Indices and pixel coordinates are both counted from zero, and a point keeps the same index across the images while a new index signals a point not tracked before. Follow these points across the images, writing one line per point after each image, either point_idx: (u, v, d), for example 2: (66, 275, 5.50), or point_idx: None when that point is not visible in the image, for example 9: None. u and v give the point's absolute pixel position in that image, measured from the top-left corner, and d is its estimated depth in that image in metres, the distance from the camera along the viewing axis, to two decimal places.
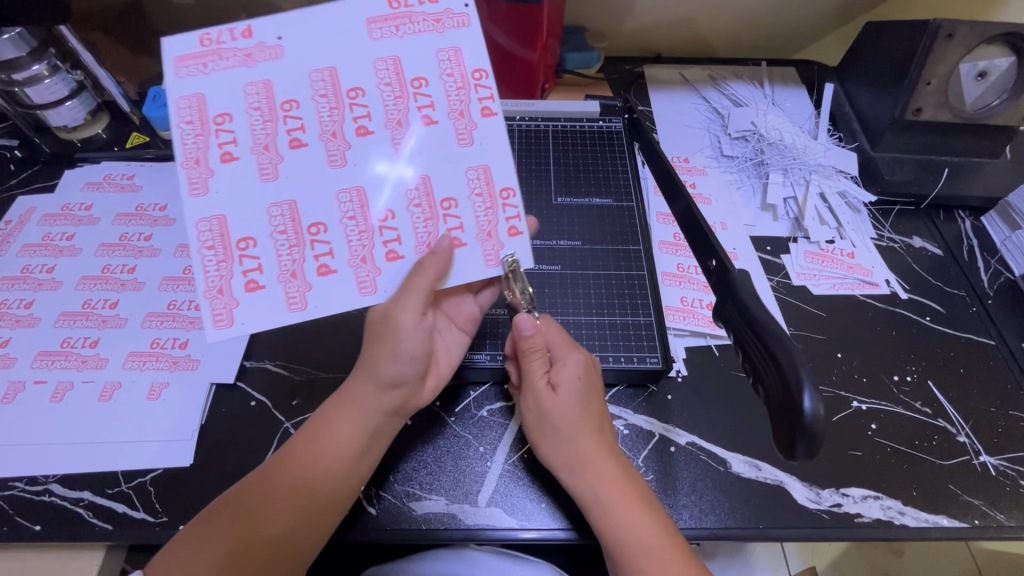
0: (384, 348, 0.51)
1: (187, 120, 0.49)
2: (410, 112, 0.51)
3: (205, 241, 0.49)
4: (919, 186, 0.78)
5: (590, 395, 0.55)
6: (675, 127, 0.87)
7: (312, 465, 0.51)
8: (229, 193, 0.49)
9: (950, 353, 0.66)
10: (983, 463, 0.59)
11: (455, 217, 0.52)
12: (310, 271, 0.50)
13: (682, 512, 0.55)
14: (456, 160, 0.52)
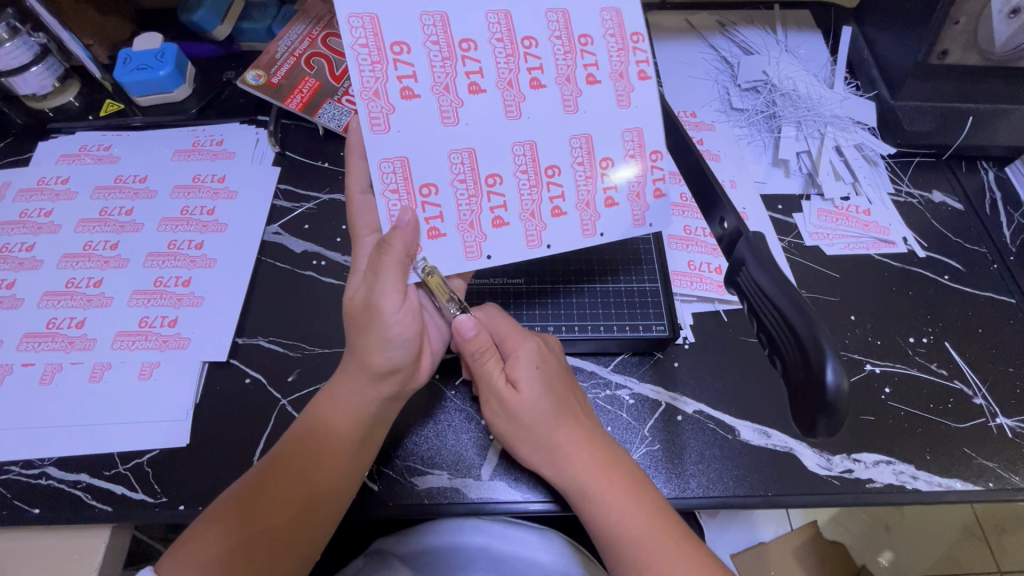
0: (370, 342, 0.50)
1: (361, 43, 0.48)
2: (575, 68, 0.51)
3: (389, 183, 0.49)
4: (942, 136, 0.73)
5: (553, 384, 0.53)
6: (681, 79, 0.82)
7: (313, 456, 0.50)
8: (411, 132, 0.49)
9: (969, 312, 0.64)
10: (999, 425, 0.57)
11: (609, 174, 0.53)
12: (488, 219, 0.51)
13: (690, 481, 0.54)
14: (614, 118, 0.52)
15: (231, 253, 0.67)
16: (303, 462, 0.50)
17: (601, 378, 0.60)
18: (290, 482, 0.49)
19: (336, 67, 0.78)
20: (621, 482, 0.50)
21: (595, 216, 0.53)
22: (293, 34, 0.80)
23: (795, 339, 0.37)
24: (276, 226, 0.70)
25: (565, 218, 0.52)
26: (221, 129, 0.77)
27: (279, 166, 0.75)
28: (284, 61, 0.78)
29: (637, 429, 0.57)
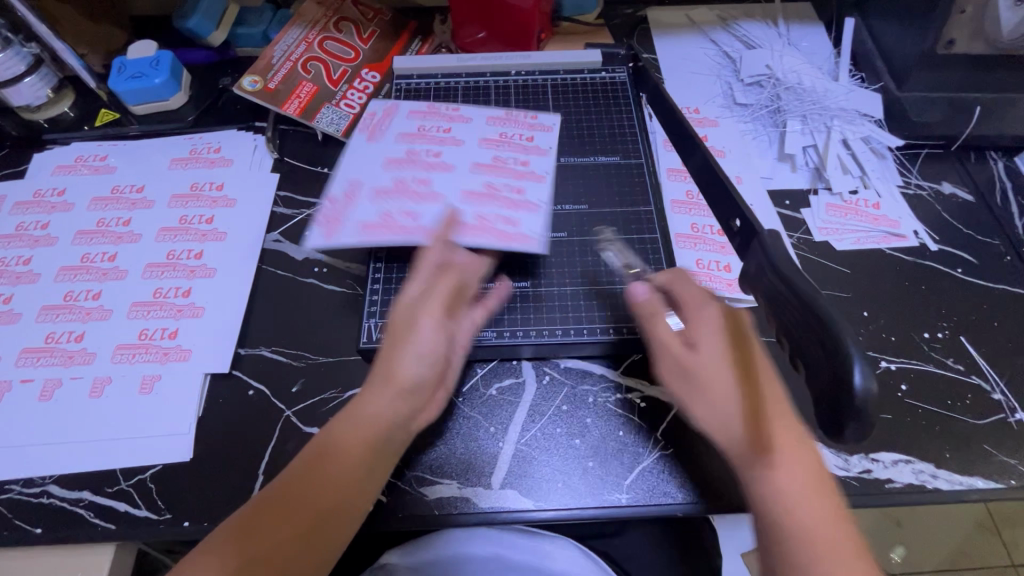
0: (407, 354, 0.48)
1: (334, 199, 0.59)
2: (513, 139, 0.65)
3: (368, 238, 0.56)
4: (949, 127, 0.73)
5: (737, 341, 0.45)
6: (683, 75, 0.81)
7: (327, 481, 0.44)
8: (363, 220, 0.57)
9: (985, 306, 0.63)
10: (1019, 421, 0.56)
11: (517, 184, 0.61)
12: (403, 218, 0.57)
13: (705, 486, 0.53)
14: (482, 147, 0.64)
15: (230, 262, 0.66)
16: (311, 489, 0.44)
17: (610, 382, 0.58)
18: (297, 512, 0.43)
19: (334, 72, 0.78)
20: (823, 484, 0.40)
21: (528, 208, 0.59)
22: (289, 38, 0.79)
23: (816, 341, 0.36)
24: (276, 233, 0.69)
25: (514, 219, 0.58)
26: (218, 137, 0.76)
27: (279, 172, 0.74)
28: (280, 66, 0.77)
29: (650, 433, 0.56)
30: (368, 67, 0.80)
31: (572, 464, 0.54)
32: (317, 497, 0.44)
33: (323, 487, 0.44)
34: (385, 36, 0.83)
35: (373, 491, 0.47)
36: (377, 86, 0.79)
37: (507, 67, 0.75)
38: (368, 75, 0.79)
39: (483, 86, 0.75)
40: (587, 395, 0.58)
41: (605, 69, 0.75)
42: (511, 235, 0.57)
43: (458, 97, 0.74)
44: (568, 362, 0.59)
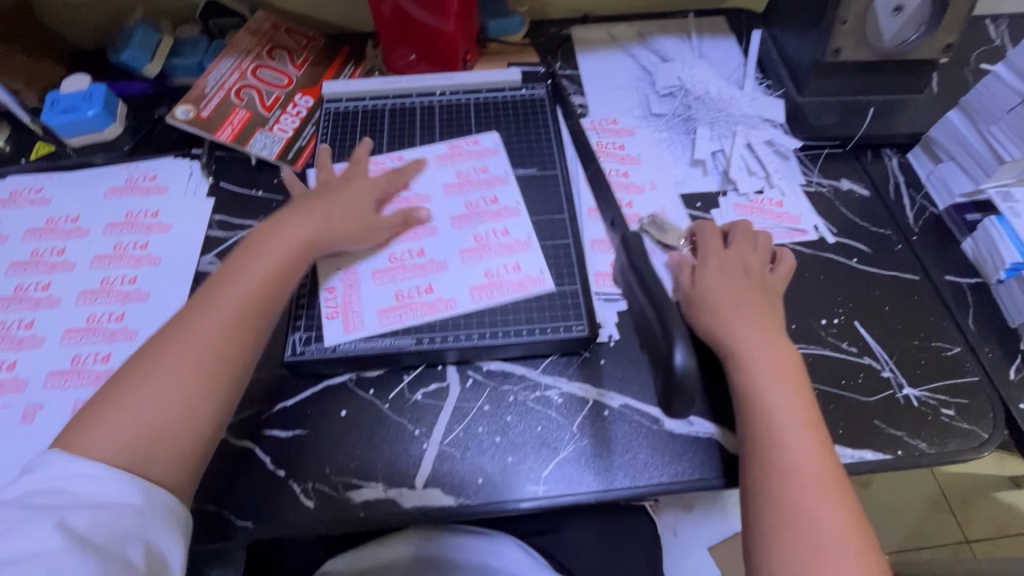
0: (259, 247, 0.59)
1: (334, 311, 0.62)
2: (473, 176, 0.72)
3: (420, 309, 0.62)
4: (845, 128, 0.78)
5: (727, 275, 0.62)
6: (604, 88, 0.86)
7: (179, 346, 0.52)
8: (406, 303, 0.62)
9: (877, 291, 0.67)
10: (906, 395, 0.61)
11: (498, 227, 0.67)
12: (422, 281, 0.64)
13: (618, 473, 0.57)
14: (470, 178, 0.72)
15: (165, 285, 0.68)
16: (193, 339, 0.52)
17: (531, 381, 0.61)
18: (173, 356, 0.51)
19: (267, 98, 0.81)
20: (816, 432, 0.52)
21: (513, 243, 0.66)
22: (222, 68, 0.82)
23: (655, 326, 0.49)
24: (211, 255, 0.71)
25: (525, 253, 0.65)
26: (154, 165, 0.78)
27: (214, 197, 0.76)
28: (214, 95, 0.80)
29: (566, 427, 0.59)
30: (301, 91, 0.83)
31: (493, 462, 0.57)
32: (175, 355, 0.51)
33: (187, 350, 0.51)
34: (318, 62, 0.87)
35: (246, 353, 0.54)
36: (310, 110, 0.81)
37: (431, 88, 0.80)
38: (301, 100, 0.82)
39: (410, 107, 0.80)
40: (509, 395, 0.61)
41: (524, 86, 0.81)
42: (522, 281, 0.63)
43: (386, 120, 0.79)
44: (490, 364, 0.62)
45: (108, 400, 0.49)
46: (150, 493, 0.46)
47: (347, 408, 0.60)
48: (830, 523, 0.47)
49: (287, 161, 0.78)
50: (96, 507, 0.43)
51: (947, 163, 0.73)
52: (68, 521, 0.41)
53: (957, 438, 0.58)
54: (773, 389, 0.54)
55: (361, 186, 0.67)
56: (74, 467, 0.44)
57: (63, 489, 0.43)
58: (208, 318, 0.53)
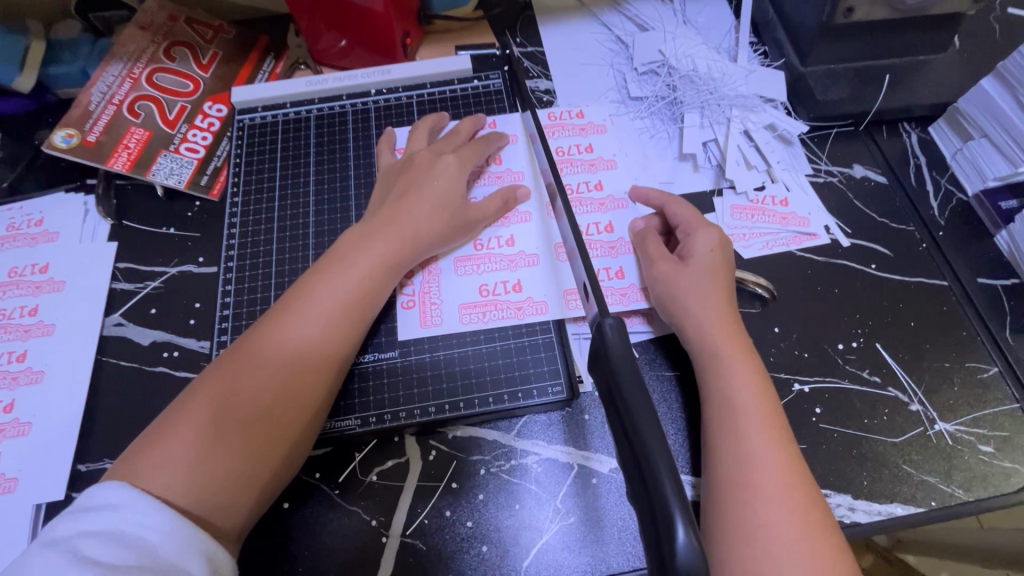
0: (357, 252, 0.52)
1: (409, 304, 0.56)
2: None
3: (490, 318, 0.55)
4: (857, 103, 0.66)
5: (718, 272, 0.53)
6: (573, 68, 0.72)
7: (268, 373, 0.46)
8: (491, 298, 0.56)
9: (900, 304, 0.58)
10: (938, 432, 0.52)
11: (509, 278, 0.57)
12: (435, 326, 0.55)
13: (610, 555, 0.48)
14: (522, 155, 0.64)
15: (61, 360, 0.57)
16: (256, 371, 0.46)
17: (504, 449, 0.52)
18: (226, 395, 0.45)
19: (169, 111, 0.67)
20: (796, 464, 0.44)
21: (622, 242, 0.60)
22: (109, 77, 0.67)
23: (638, 476, 0.30)
24: (117, 315, 0.60)
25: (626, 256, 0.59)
26: (40, 205, 0.65)
27: (117, 240, 0.64)
28: (100, 113, 0.65)
29: (549, 503, 0.50)
30: (210, 99, 0.69)
31: (464, 553, 0.49)
32: (261, 381, 0.46)
33: (279, 377, 0.46)
34: (230, 58, 0.72)
35: (315, 391, 0.48)
36: (223, 121, 0.68)
37: (366, 87, 0.67)
38: (212, 109, 0.69)
39: (342, 113, 0.67)
40: (479, 467, 0.52)
41: (476, 76, 0.69)
42: (522, 304, 0.56)
43: (311, 132, 0.66)
44: (455, 432, 0.53)
45: (161, 430, 0.43)
46: (208, 547, 0.39)
47: (289, 498, 0.51)
48: (802, 573, 0.40)
49: (201, 188, 0.65)
50: (150, 567, 0.36)
51: (977, 141, 0.62)
52: (101, 558, 0.35)
53: (996, 481, 0.50)
54: (743, 403, 0.47)
55: (445, 166, 0.58)
56: (141, 510, 0.38)
57: (115, 532, 0.37)
58: (322, 335, 0.49)
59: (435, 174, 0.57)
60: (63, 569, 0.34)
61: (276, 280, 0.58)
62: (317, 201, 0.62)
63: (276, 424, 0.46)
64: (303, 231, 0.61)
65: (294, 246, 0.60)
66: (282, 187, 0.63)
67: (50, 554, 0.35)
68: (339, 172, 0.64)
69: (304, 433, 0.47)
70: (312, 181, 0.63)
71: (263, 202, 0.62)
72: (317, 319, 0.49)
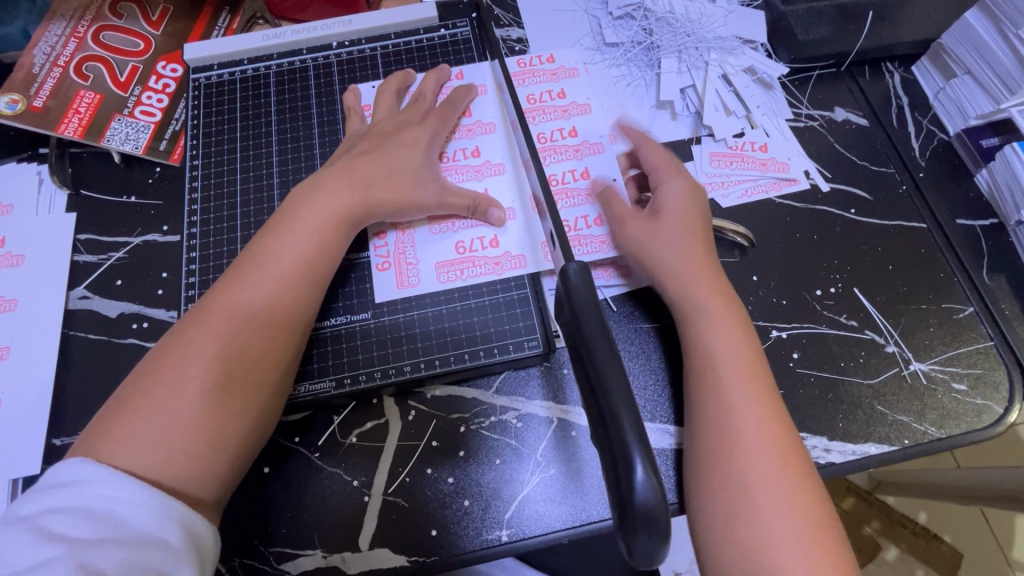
0: (308, 213, 0.50)
1: (383, 264, 0.55)
2: (459, 161, 0.58)
3: (466, 274, 0.54)
4: (839, 43, 0.64)
5: (693, 222, 0.52)
6: (545, 13, 0.69)
7: (223, 342, 0.45)
8: (465, 255, 0.55)
9: (879, 249, 0.58)
10: (913, 371, 0.53)
11: (486, 234, 0.56)
12: (413, 287, 0.54)
13: (590, 504, 0.49)
14: (492, 104, 0.61)
15: (27, 335, 0.56)
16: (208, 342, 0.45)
17: (483, 405, 0.52)
18: (178, 366, 0.44)
19: (120, 72, 0.63)
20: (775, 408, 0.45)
21: (599, 188, 0.59)
22: (51, 37, 0.63)
23: (598, 414, 0.30)
24: (82, 288, 0.58)
25: None
26: None
27: (76, 211, 0.61)
28: (45, 76, 0.62)
29: (530, 456, 0.50)
30: (164, 58, 0.65)
31: (446, 509, 0.49)
32: (214, 350, 0.45)
33: (233, 344, 0.45)
34: (181, 13, 0.68)
35: (272, 358, 0.47)
36: (178, 82, 0.65)
37: (326, 39, 0.64)
38: (166, 69, 0.65)
39: (302, 67, 0.64)
40: (459, 425, 0.52)
41: (443, 24, 0.65)
42: (500, 259, 0.55)
43: (271, 90, 0.63)
44: (434, 391, 0.53)
45: (121, 406, 0.43)
46: (181, 514, 0.40)
47: (269, 463, 0.50)
48: (785, 513, 0.40)
49: (161, 153, 0.62)
50: (121, 539, 0.37)
51: (961, 78, 0.61)
52: (70, 534, 0.36)
53: (968, 417, 0.51)
54: (721, 352, 0.46)
55: (416, 137, 0.56)
56: (108, 485, 0.38)
57: (82, 507, 0.37)
58: (277, 300, 0.47)
59: (400, 140, 0.55)
60: (34, 547, 0.35)
61: (242, 244, 0.57)
62: (281, 161, 0.60)
63: (234, 393, 0.45)
64: (269, 194, 0.58)
65: (258, 209, 0.58)
66: (243, 149, 0.60)
67: (19, 532, 0.36)
68: (302, 132, 0.61)
69: (266, 400, 0.47)
70: (274, 142, 0.61)
71: (225, 165, 0.60)
72: (270, 284, 0.47)
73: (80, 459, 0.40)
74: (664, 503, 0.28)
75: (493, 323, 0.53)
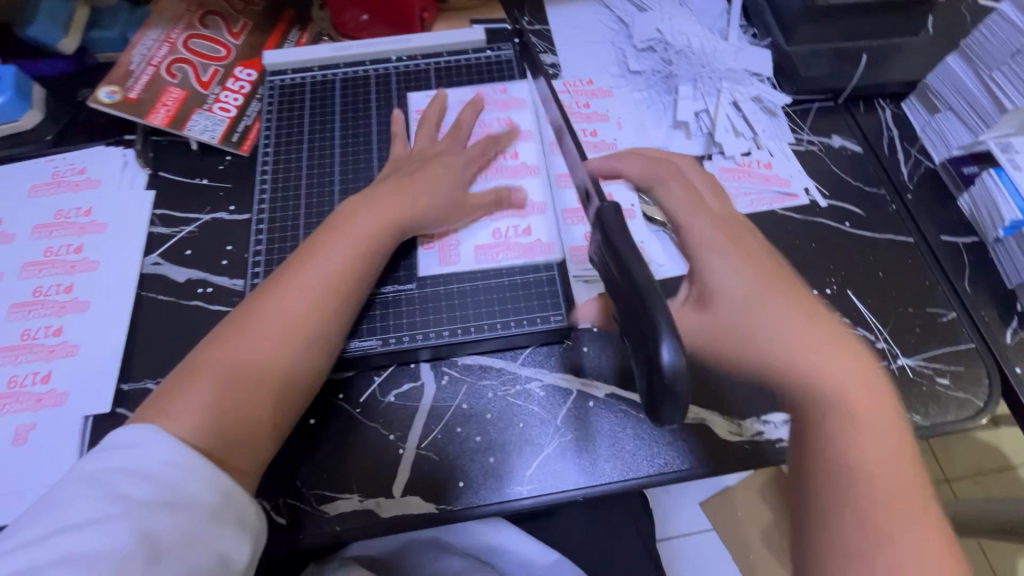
0: (326, 229, 0.55)
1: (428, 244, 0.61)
2: (499, 162, 0.66)
3: (502, 257, 0.61)
4: (836, 79, 0.73)
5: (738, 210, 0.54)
6: (577, 43, 0.78)
7: (283, 325, 0.51)
8: (501, 241, 0.62)
9: (871, 257, 0.64)
10: (901, 366, 0.58)
11: (520, 224, 0.63)
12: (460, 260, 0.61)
13: (604, 467, 0.54)
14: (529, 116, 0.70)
15: (104, 292, 0.62)
16: (269, 327, 0.51)
17: (510, 375, 0.58)
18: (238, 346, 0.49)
19: (203, 73, 0.72)
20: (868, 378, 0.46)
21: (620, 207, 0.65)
22: (147, 40, 0.73)
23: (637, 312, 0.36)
24: (155, 255, 0.65)
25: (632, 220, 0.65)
26: (82, 156, 0.70)
27: (154, 189, 0.69)
28: (140, 73, 0.71)
29: (551, 420, 0.56)
30: (241, 64, 0.75)
31: (474, 463, 0.54)
32: (279, 335, 0.50)
33: (295, 329, 0.51)
34: (259, 28, 0.77)
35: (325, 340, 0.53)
36: (252, 84, 0.74)
37: (386, 54, 0.73)
38: (242, 73, 0.74)
39: (364, 77, 0.73)
40: (487, 392, 0.57)
41: (491, 47, 0.74)
42: (533, 246, 0.62)
43: (336, 94, 0.71)
44: (465, 359, 0.58)
45: (181, 381, 0.47)
46: (225, 483, 0.42)
47: (315, 416, 0.56)
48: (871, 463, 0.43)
49: (232, 144, 0.70)
50: (174, 503, 0.39)
51: (945, 113, 0.68)
52: (130, 493, 0.39)
53: (952, 408, 0.56)
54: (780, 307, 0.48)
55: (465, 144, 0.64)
56: (166, 451, 0.42)
57: (142, 470, 0.40)
58: (305, 306, 0.52)
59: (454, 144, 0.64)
60: (96, 503, 0.38)
61: (303, 222, 0.64)
62: (342, 155, 0.68)
63: (290, 374, 0.50)
64: (329, 182, 0.66)
65: (320, 194, 0.66)
66: (310, 142, 0.69)
67: (83, 489, 0.39)
68: (361, 131, 0.69)
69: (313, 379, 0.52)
70: (336, 138, 0.69)
71: (293, 155, 0.68)
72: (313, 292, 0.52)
73: (142, 426, 0.43)
74: (687, 377, 0.33)
75: (522, 302, 0.59)
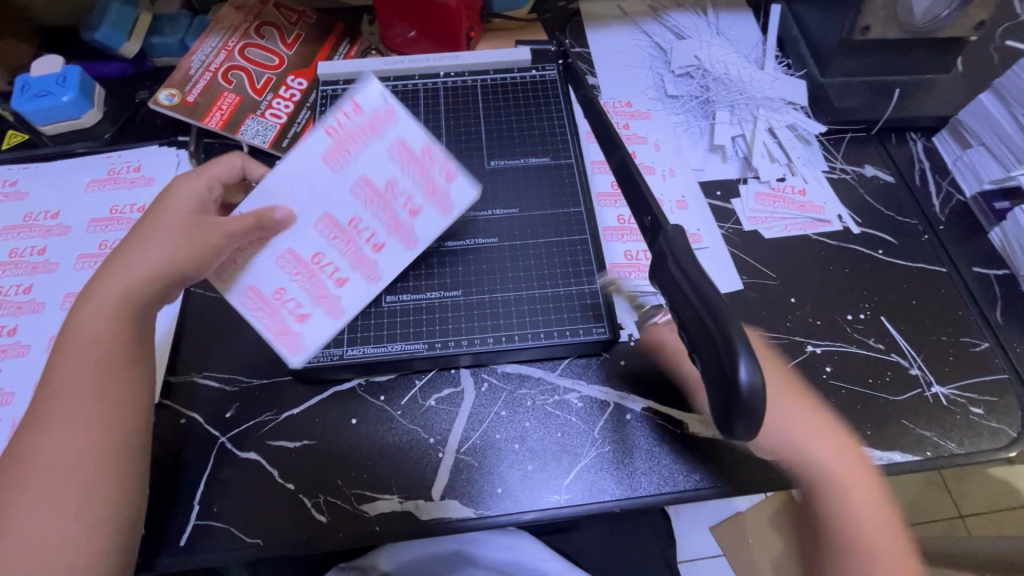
0: (93, 295, 0.50)
1: (335, 236, 0.57)
2: (541, 177, 0.69)
3: (543, 268, 0.63)
4: (870, 111, 0.74)
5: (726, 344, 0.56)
6: (617, 67, 0.81)
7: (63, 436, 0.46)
8: (542, 254, 0.64)
9: (904, 285, 0.65)
10: (935, 394, 0.59)
11: (561, 238, 0.65)
12: (291, 321, 0.56)
13: (640, 480, 0.54)
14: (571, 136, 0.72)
15: None
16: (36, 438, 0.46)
17: (549, 384, 0.59)
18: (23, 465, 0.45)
19: (257, 80, 0.75)
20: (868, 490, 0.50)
21: None
22: (207, 47, 0.76)
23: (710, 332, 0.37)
24: None
25: None
26: (138, 154, 0.73)
27: None
28: (198, 78, 0.74)
29: (589, 431, 0.57)
30: (293, 73, 0.77)
31: (511, 470, 0.55)
32: (44, 449, 0.46)
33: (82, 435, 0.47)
34: (311, 39, 0.80)
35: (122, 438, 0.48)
36: (303, 93, 0.76)
37: (435, 69, 0.76)
38: (294, 82, 0.76)
39: (413, 90, 0.75)
40: (526, 400, 0.58)
41: (536, 66, 0.77)
42: (573, 259, 0.63)
43: None
44: (505, 367, 0.60)
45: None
46: None
47: (358, 416, 0.57)
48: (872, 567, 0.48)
49: (282, 149, 0.73)
50: None
51: (976, 148, 0.70)
52: None
53: (986, 438, 0.57)
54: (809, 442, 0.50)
55: None
56: None
57: None
58: (79, 415, 0.47)
59: None
60: None
61: None
62: None
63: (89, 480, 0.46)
64: None
65: None
66: None
67: None
68: None
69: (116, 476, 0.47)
70: None
71: None
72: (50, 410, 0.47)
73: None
74: (762, 396, 0.35)
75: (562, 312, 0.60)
